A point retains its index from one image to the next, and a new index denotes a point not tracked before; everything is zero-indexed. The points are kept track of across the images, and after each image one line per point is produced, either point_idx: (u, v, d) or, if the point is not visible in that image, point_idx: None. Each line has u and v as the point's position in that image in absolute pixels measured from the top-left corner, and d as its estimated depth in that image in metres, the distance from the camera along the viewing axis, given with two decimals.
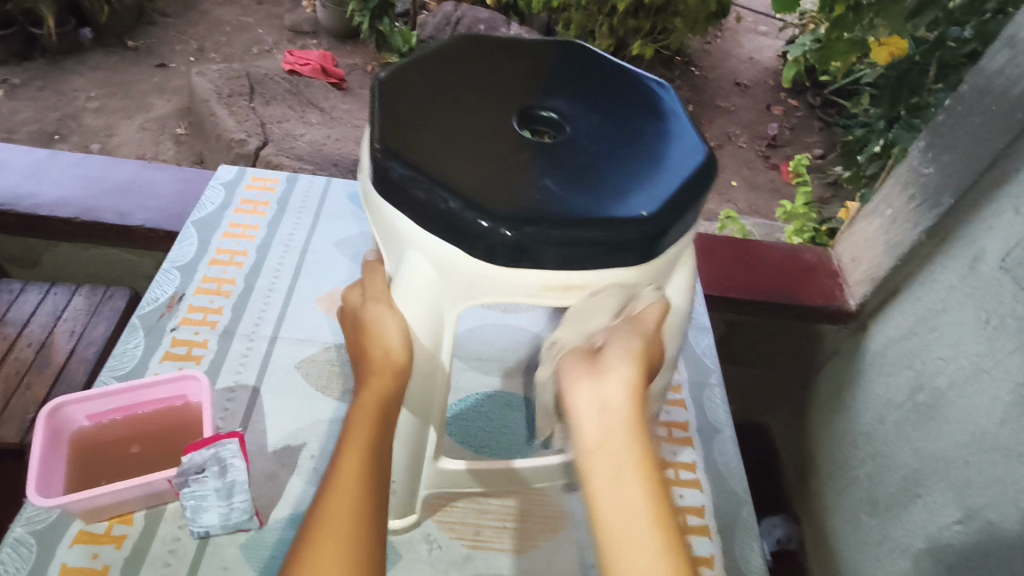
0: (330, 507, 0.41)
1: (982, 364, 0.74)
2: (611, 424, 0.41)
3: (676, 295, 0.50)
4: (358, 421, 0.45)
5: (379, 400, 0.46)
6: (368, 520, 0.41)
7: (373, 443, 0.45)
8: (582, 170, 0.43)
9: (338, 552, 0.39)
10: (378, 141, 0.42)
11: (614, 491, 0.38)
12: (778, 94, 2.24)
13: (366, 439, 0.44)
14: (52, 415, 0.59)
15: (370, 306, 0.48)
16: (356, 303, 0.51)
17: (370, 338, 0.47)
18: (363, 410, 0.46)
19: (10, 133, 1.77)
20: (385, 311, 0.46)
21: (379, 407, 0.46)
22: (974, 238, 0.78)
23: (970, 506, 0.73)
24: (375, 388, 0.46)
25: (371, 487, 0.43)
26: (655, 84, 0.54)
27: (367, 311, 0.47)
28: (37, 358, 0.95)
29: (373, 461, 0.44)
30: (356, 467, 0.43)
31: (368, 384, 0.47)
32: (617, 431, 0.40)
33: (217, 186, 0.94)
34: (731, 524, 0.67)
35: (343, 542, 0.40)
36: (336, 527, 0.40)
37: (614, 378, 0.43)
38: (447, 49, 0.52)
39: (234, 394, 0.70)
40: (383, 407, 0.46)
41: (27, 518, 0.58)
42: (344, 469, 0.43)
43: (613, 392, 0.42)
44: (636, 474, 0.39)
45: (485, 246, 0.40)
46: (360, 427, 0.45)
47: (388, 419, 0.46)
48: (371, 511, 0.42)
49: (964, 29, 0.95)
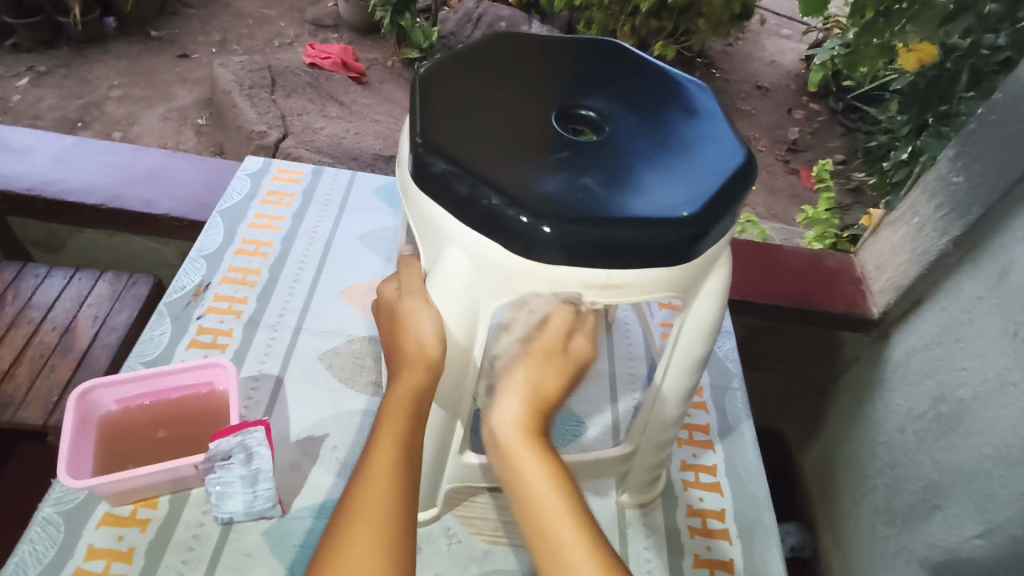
0: (362, 497, 0.42)
1: (1008, 376, 0.73)
2: (520, 443, 0.47)
3: (711, 297, 0.49)
4: (391, 414, 0.46)
5: (413, 392, 0.46)
6: (399, 511, 0.42)
7: (406, 437, 0.45)
8: (620, 169, 0.43)
9: (371, 541, 0.40)
10: (419, 135, 0.42)
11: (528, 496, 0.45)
12: (800, 98, 2.23)
13: (398, 431, 0.45)
14: (81, 398, 0.60)
15: (404, 299, 0.48)
16: (391, 297, 0.51)
17: (404, 331, 0.47)
18: (395, 402, 0.46)
19: (34, 120, 1.80)
20: (420, 305, 0.46)
21: (410, 399, 0.46)
22: (1004, 248, 0.77)
23: (992, 520, 0.72)
24: (407, 381, 0.46)
25: (402, 478, 0.43)
26: (693, 85, 0.54)
27: (402, 304, 0.48)
28: (61, 342, 0.96)
29: (406, 453, 0.44)
30: (389, 456, 0.43)
31: (401, 377, 0.47)
32: (524, 448, 0.47)
33: (244, 177, 0.95)
34: (752, 529, 0.66)
35: (377, 530, 0.40)
36: (369, 516, 0.41)
37: (507, 406, 0.49)
38: (485, 46, 0.52)
39: (258, 383, 0.71)
40: (415, 400, 0.46)
41: (56, 498, 0.59)
42: (377, 460, 0.43)
43: (507, 421, 0.49)
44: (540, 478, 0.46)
45: (524, 241, 0.40)
46: (393, 419, 0.45)
47: (421, 412, 0.46)
48: (403, 502, 0.42)
49: (998, 36, 0.92)
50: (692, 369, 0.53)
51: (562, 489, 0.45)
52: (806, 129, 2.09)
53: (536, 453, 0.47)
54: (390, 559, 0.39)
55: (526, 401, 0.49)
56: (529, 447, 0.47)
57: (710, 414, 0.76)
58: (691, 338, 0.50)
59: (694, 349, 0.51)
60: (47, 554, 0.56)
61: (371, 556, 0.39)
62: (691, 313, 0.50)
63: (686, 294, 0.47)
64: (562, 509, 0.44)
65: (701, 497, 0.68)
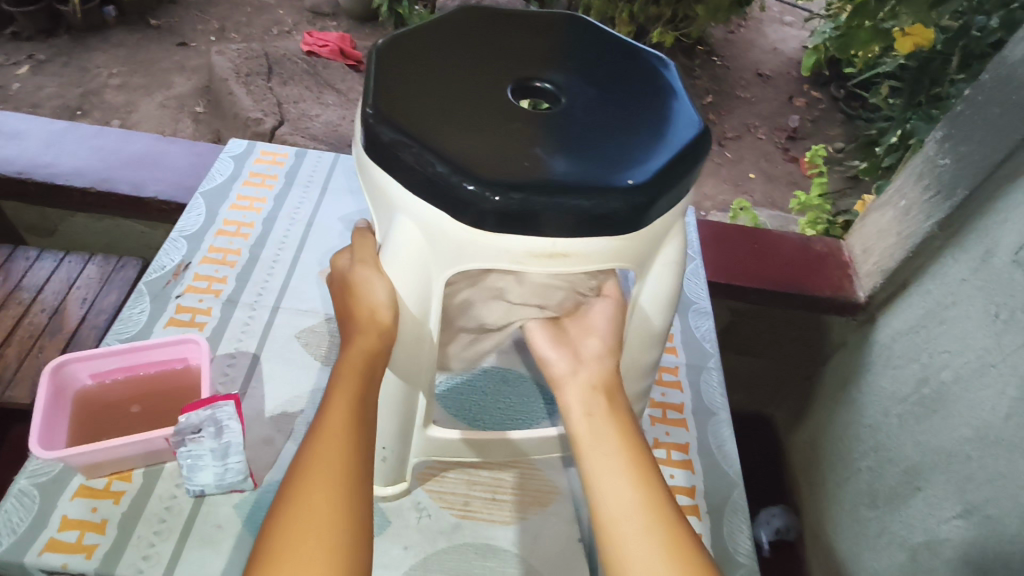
0: (318, 446, 0.42)
1: (989, 359, 0.73)
2: (594, 428, 0.48)
3: (667, 268, 0.49)
4: (344, 373, 0.46)
5: (366, 354, 0.46)
6: (355, 463, 0.42)
7: (360, 394, 0.45)
8: (572, 139, 0.43)
9: (328, 490, 0.40)
10: (369, 106, 0.42)
11: (597, 463, 0.46)
12: (801, 86, 2.20)
13: (354, 390, 0.45)
14: (57, 371, 0.60)
15: (357, 267, 0.49)
16: (344, 266, 0.51)
17: (356, 299, 0.48)
18: (349, 363, 0.46)
19: (34, 108, 1.81)
20: (371, 273, 0.47)
21: (363, 359, 0.46)
22: (988, 231, 0.77)
23: (970, 502, 0.73)
24: (361, 345, 0.47)
25: (358, 431, 0.44)
26: (657, 60, 0.53)
27: (355, 273, 0.48)
28: (51, 322, 0.97)
29: (360, 409, 0.45)
30: (344, 410, 0.44)
31: (355, 342, 0.47)
32: (602, 435, 0.47)
33: (227, 159, 0.95)
34: (721, 506, 0.66)
35: (333, 480, 0.41)
36: (325, 464, 0.41)
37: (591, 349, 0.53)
38: (447, 20, 0.52)
39: (235, 359, 0.71)
40: (370, 361, 0.46)
41: (31, 470, 0.60)
42: (331, 417, 0.44)
43: (580, 405, 0.49)
44: (613, 460, 0.45)
45: (471, 211, 0.40)
46: (346, 378, 0.46)
47: (376, 374, 0.47)
48: (358, 454, 0.43)
49: (990, 18, 0.94)
50: (650, 341, 0.54)
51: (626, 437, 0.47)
52: (807, 116, 2.07)
53: (613, 436, 0.47)
54: (346, 508, 0.40)
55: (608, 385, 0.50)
56: (603, 429, 0.47)
57: (685, 394, 0.76)
58: (649, 310, 0.51)
59: (652, 321, 0.52)
60: (22, 524, 0.57)
61: (328, 502, 0.40)
62: (647, 284, 0.50)
63: (640, 267, 0.47)
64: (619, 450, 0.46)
65: (671, 474, 0.68)
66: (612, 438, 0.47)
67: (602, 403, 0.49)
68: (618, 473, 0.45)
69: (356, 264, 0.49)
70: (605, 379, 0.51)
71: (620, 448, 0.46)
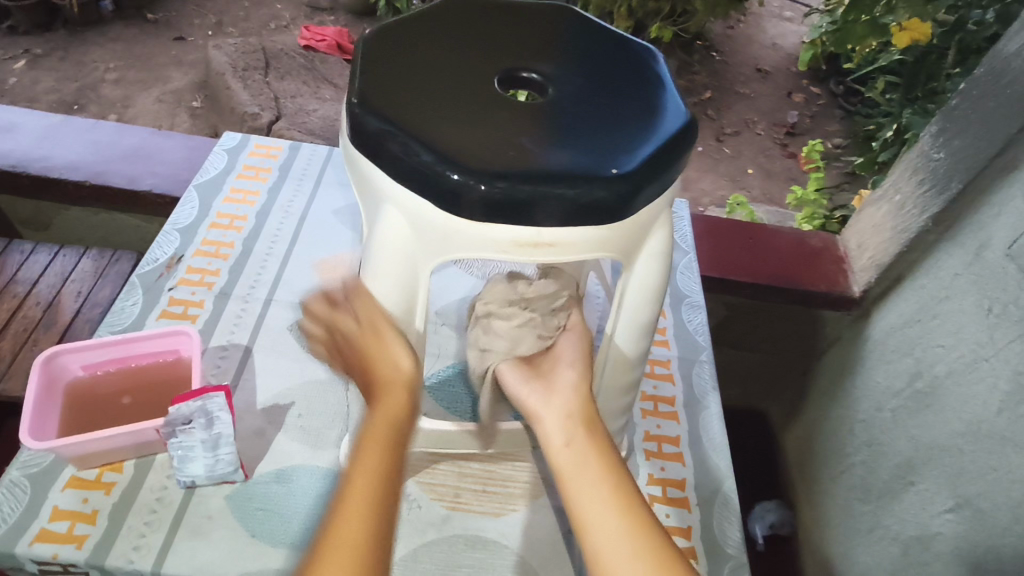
0: (339, 518, 0.37)
1: (981, 353, 0.73)
2: (575, 456, 0.49)
3: (654, 259, 0.49)
4: (370, 438, 0.41)
5: (392, 421, 0.42)
6: (381, 540, 0.37)
7: (388, 461, 0.40)
8: (558, 129, 0.43)
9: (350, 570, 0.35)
10: (356, 96, 0.42)
11: (583, 495, 0.46)
12: (801, 81, 2.20)
13: (380, 453, 0.40)
14: (47, 363, 0.61)
15: (373, 334, 0.45)
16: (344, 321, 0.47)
17: (376, 360, 0.44)
18: (375, 427, 0.42)
19: (31, 102, 1.80)
20: (392, 346, 0.45)
21: (391, 416, 0.42)
22: (982, 225, 0.77)
23: (962, 496, 0.73)
24: (387, 408, 0.42)
25: (386, 500, 0.39)
26: (646, 51, 0.53)
27: (371, 339, 0.45)
28: (45, 316, 0.97)
29: (389, 477, 0.40)
30: (372, 474, 0.39)
31: (380, 405, 0.43)
32: (584, 463, 0.48)
33: (220, 152, 0.95)
34: (712, 498, 0.66)
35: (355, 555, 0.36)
36: (348, 540, 0.36)
37: (565, 381, 0.56)
38: (436, 11, 0.52)
39: (227, 352, 0.71)
40: (395, 428, 0.42)
41: (23, 462, 0.61)
42: (357, 483, 0.39)
43: (560, 434, 0.51)
44: (597, 487, 0.46)
45: (458, 200, 0.40)
46: (372, 442, 0.41)
47: (402, 444, 0.42)
48: (384, 524, 0.38)
49: (987, 12, 0.93)
50: (641, 335, 0.54)
51: (608, 466, 0.48)
52: (805, 112, 2.07)
53: (594, 463, 0.48)
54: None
55: (587, 416, 0.52)
56: (584, 457, 0.49)
57: (677, 386, 0.76)
58: (636, 303, 0.51)
59: (641, 314, 0.52)
60: (12, 515, 0.57)
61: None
62: (634, 276, 0.50)
63: (626, 257, 0.48)
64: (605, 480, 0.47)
65: (661, 467, 0.68)
66: (596, 468, 0.48)
67: (581, 433, 0.51)
68: (604, 499, 0.46)
69: (366, 328, 0.45)
70: (581, 409, 0.53)
71: (605, 478, 0.47)
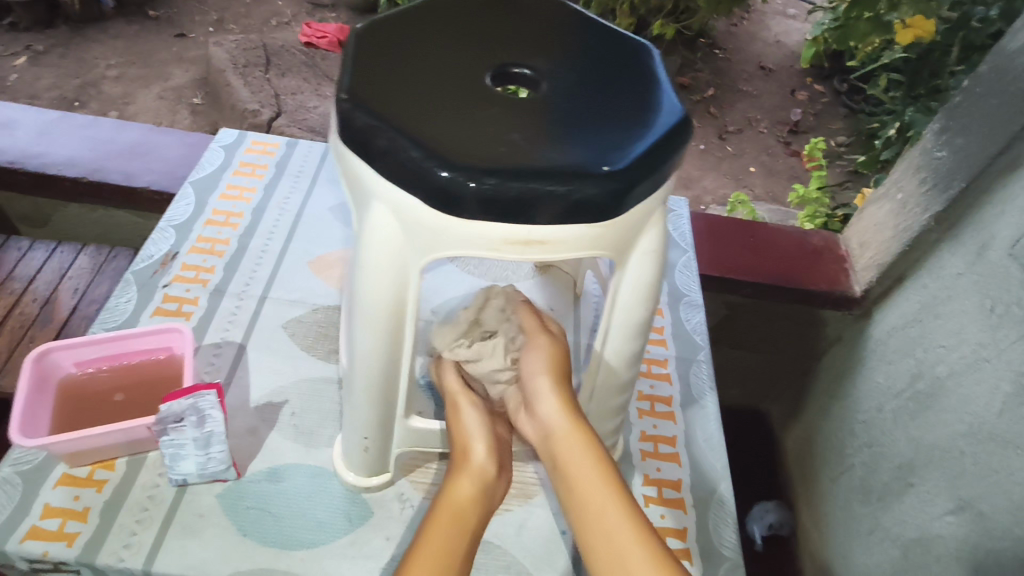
0: None
1: (983, 353, 0.72)
2: (566, 472, 0.50)
3: (647, 257, 0.48)
4: (438, 516, 0.49)
5: (460, 502, 0.50)
6: None
7: (452, 539, 0.48)
8: (549, 125, 0.42)
9: None
10: (344, 91, 0.42)
11: (582, 511, 0.48)
12: (804, 79, 2.18)
13: (446, 532, 0.48)
14: (39, 360, 0.60)
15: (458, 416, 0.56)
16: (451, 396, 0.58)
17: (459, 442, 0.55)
18: (443, 509, 0.50)
19: (31, 99, 1.80)
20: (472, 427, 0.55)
21: (462, 506, 0.50)
22: (984, 224, 0.76)
23: (963, 498, 0.72)
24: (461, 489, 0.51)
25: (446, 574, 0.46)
26: (642, 47, 0.52)
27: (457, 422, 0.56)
28: (42, 312, 0.97)
29: (451, 551, 0.47)
30: (433, 552, 0.47)
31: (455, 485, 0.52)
32: (575, 478, 0.49)
33: (217, 148, 0.95)
34: (708, 499, 0.66)
35: None
36: None
37: (542, 394, 0.54)
38: (429, 5, 0.51)
39: (221, 350, 0.71)
40: (463, 508, 0.50)
41: (14, 459, 0.60)
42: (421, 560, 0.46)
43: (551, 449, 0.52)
44: (592, 501, 0.48)
45: (448, 197, 0.39)
46: (437, 521, 0.49)
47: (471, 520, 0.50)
48: None
49: (990, 9, 0.93)
50: (634, 334, 0.53)
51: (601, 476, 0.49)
52: (809, 110, 2.06)
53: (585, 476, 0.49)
54: None
55: (566, 430, 0.51)
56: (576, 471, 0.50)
57: (674, 386, 0.75)
58: (629, 300, 0.50)
59: (634, 312, 0.51)
60: (3, 513, 0.57)
61: None
62: (628, 273, 0.49)
63: (619, 253, 0.47)
64: (598, 494, 0.48)
65: (657, 467, 0.68)
66: (590, 481, 0.49)
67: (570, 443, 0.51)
68: (600, 514, 0.47)
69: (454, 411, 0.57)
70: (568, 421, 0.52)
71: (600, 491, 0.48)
